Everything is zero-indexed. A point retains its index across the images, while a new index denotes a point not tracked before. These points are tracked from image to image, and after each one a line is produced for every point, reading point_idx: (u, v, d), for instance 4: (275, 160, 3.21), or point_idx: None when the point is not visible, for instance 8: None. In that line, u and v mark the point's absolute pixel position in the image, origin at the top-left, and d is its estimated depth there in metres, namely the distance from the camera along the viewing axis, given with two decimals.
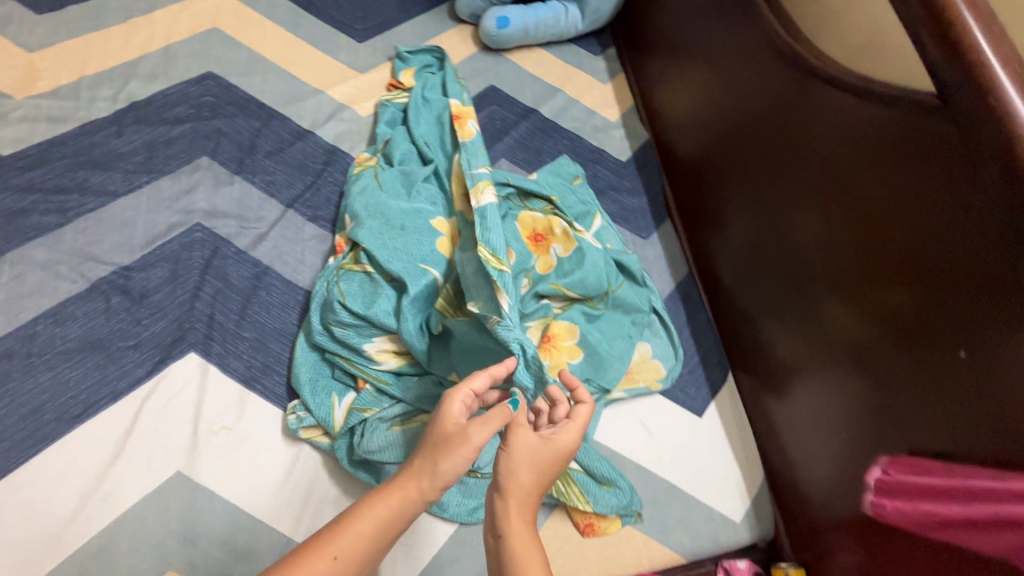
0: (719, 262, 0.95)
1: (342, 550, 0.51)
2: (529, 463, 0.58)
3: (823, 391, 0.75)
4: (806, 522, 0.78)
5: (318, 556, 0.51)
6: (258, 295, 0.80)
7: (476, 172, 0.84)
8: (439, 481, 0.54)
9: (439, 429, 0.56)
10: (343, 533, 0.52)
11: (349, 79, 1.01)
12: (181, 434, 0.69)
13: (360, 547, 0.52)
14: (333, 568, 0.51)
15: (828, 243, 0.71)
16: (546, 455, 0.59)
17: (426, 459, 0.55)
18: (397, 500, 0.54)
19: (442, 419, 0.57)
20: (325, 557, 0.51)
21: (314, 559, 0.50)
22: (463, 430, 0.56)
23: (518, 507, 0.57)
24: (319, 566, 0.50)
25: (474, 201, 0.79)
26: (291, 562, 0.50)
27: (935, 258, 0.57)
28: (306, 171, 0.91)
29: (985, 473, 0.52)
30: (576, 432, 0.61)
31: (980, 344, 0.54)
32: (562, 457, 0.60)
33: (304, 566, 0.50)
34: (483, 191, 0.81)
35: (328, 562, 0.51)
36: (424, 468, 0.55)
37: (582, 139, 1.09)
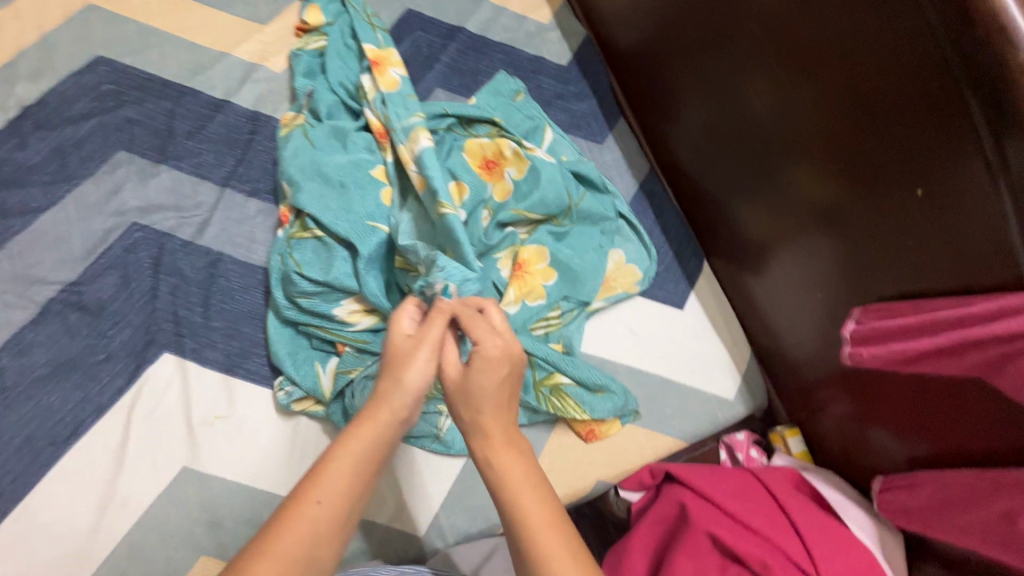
0: (679, 149, 0.92)
1: (325, 492, 0.47)
2: (465, 392, 0.53)
3: (795, 260, 0.76)
4: (796, 382, 0.82)
5: (302, 505, 0.47)
6: (218, 282, 0.78)
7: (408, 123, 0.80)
8: (409, 393, 0.53)
9: (395, 348, 0.55)
10: (323, 473, 0.48)
11: (253, 34, 0.92)
12: (178, 432, 0.70)
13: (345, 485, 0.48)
14: (323, 511, 0.47)
15: (781, 109, 0.69)
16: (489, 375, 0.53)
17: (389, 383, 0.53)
18: (369, 428, 0.51)
19: (395, 340, 0.55)
20: (308, 502, 0.47)
21: (301, 508, 0.46)
22: (416, 340, 0.55)
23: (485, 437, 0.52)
24: (308, 512, 0.46)
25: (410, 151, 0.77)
26: (274, 525, 0.46)
27: (882, 98, 0.56)
28: (234, 145, 0.85)
29: (951, 302, 0.54)
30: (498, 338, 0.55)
31: (936, 179, 0.53)
32: (497, 372, 0.54)
33: (289, 520, 0.46)
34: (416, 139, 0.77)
35: (315, 508, 0.47)
36: (390, 389, 0.52)
37: (517, 50, 1.02)
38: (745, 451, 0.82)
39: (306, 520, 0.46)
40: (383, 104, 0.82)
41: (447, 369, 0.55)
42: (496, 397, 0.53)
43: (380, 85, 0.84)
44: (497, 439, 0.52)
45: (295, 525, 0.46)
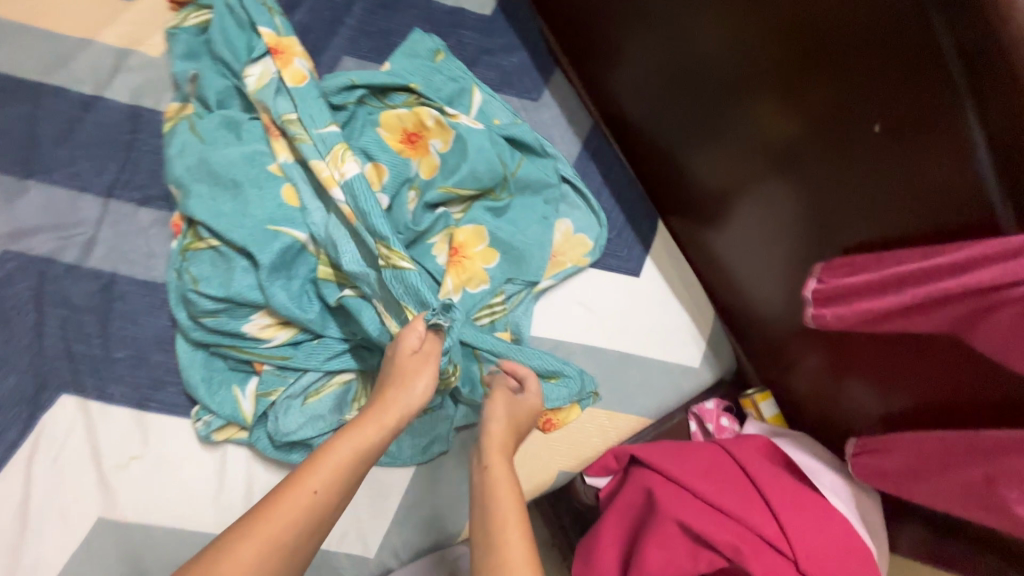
0: (622, 99, 0.82)
1: (322, 482, 0.48)
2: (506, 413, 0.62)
3: (753, 214, 0.69)
4: (764, 343, 0.76)
5: (297, 492, 0.47)
6: (115, 308, 0.69)
7: (323, 130, 0.68)
8: (414, 402, 0.55)
9: (403, 360, 0.57)
10: (321, 462, 0.48)
11: (120, 14, 0.80)
12: (88, 481, 0.63)
13: (341, 477, 0.48)
14: (317, 501, 0.47)
15: (727, 45, 0.61)
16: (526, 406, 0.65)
17: (394, 389, 0.55)
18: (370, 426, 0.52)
19: (404, 350, 0.57)
20: (305, 491, 0.47)
21: (294, 493, 0.46)
22: (423, 357, 0.58)
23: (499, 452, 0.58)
24: (302, 499, 0.46)
25: (335, 174, 0.65)
26: (266, 508, 0.45)
27: (839, 14, 0.48)
28: (113, 148, 0.74)
29: (918, 253, 0.48)
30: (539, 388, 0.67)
31: (899, 115, 0.47)
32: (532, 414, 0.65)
33: (282, 502, 0.46)
34: (342, 156, 0.66)
35: (309, 496, 0.47)
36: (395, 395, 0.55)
37: (432, 2, 0.90)
38: (715, 421, 0.77)
39: (298, 506, 0.46)
40: (293, 102, 0.71)
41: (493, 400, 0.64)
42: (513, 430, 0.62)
43: (285, 77, 0.72)
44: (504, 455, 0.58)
45: (284, 509, 0.46)
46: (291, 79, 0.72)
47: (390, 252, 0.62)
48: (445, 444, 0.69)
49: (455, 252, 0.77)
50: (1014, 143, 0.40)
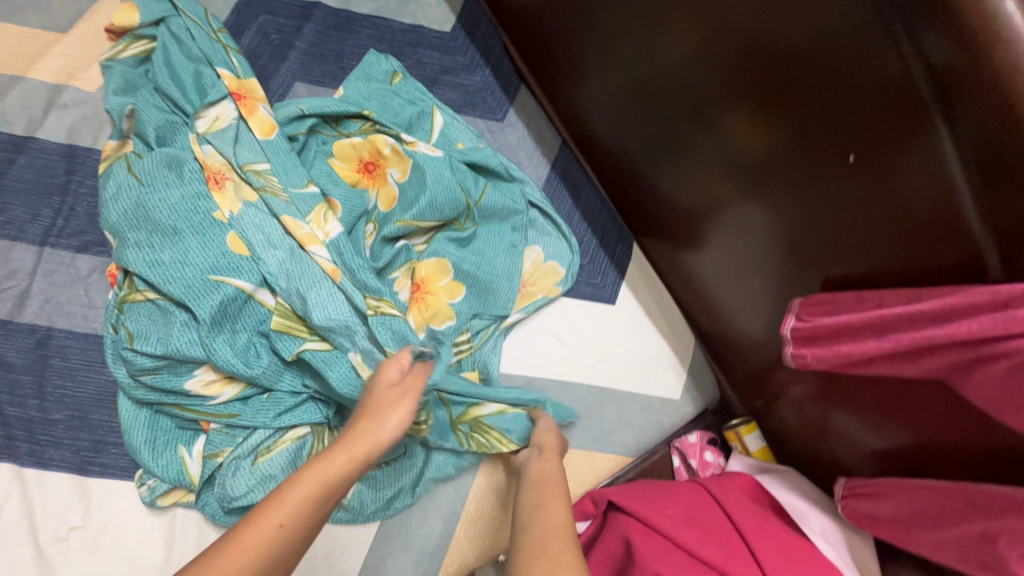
0: (589, 118, 0.78)
1: (290, 519, 0.38)
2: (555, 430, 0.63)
3: (729, 239, 0.65)
4: (746, 372, 0.72)
5: (256, 529, 0.37)
6: (51, 365, 0.65)
7: (302, 191, 0.68)
8: (393, 434, 0.46)
9: (382, 389, 0.49)
10: (287, 493, 0.40)
11: (52, 47, 0.75)
12: (23, 556, 0.58)
13: (308, 510, 0.39)
14: (277, 540, 0.37)
15: (688, 64, 0.57)
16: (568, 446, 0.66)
17: (367, 421, 0.46)
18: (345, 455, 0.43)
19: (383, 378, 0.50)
20: (268, 525, 0.38)
21: (252, 530, 0.37)
22: (405, 387, 0.49)
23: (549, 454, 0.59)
24: (260, 537, 0.37)
25: (320, 233, 0.66)
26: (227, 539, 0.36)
27: (798, 36, 0.45)
28: (47, 192, 0.70)
29: (900, 295, 0.44)
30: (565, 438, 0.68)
31: (870, 143, 0.43)
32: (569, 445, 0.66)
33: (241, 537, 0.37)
34: (325, 217, 0.67)
35: (271, 530, 0.37)
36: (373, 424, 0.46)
37: (387, 21, 0.86)
38: (698, 455, 0.74)
39: (254, 545, 0.36)
40: (262, 154, 0.69)
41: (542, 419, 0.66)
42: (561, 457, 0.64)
43: (251, 126, 0.70)
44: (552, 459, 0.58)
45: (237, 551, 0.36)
46: (258, 129, 0.70)
47: (380, 302, 0.65)
48: (407, 499, 0.66)
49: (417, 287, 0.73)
50: (997, 173, 0.37)
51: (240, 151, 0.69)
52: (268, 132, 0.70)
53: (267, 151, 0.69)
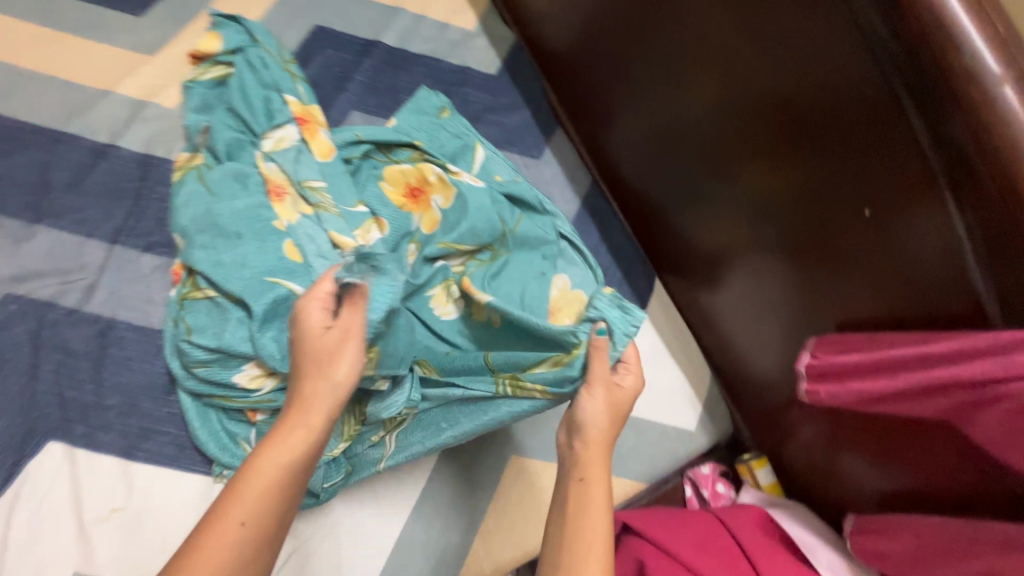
0: (620, 161, 0.84)
1: (249, 512, 0.45)
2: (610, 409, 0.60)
3: (747, 280, 0.69)
4: (759, 409, 0.76)
5: (221, 527, 0.44)
6: (110, 354, 0.69)
7: (354, 210, 0.74)
8: (340, 389, 0.51)
9: (313, 343, 0.52)
10: (241, 491, 0.45)
11: (139, 66, 0.83)
12: (68, 532, 0.61)
13: (266, 497, 0.46)
14: (244, 534, 0.44)
15: (714, 119, 0.64)
16: (621, 396, 0.61)
17: (313, 380, 0.51)
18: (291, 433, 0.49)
19: (309, 332, 0.52)
20: (230, 524, 0.44)
21: (219, 527, 0.44)
22: (339, 335, 0.53)
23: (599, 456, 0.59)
24: (226, 533, 0.44)
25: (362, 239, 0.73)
26: (193, 545, 0.43)
27: (817, 105, 0.50)
28: (121, 195, 0.76)
29: (910, 338, 0.48)
30: (635, 375, 0.63)
31: (881, 202, 0.48)
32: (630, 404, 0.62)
33: (208, 541, 0.43)
34: (370, 230, 0.74)
35: (235, 528, 0.44)
36: (316, 387, 0.51)
37: (439, 62, 0.94)
38: (710, 486, 0.76)
39: (223, 541, 0.43)
40: (318, 174, 0.75)
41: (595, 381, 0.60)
42: (611, 421, 0.60)
43: (312, 149, 0.77)
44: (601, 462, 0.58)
45: (209, 549, 0.43)
46: (319, 150, 0.77)
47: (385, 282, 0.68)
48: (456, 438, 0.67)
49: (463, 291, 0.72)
50: (991, 232, 0.41)
51: (299, 169, 0.75)
52: (327, 153, 0.77)
53: (323, 170, 0.75)
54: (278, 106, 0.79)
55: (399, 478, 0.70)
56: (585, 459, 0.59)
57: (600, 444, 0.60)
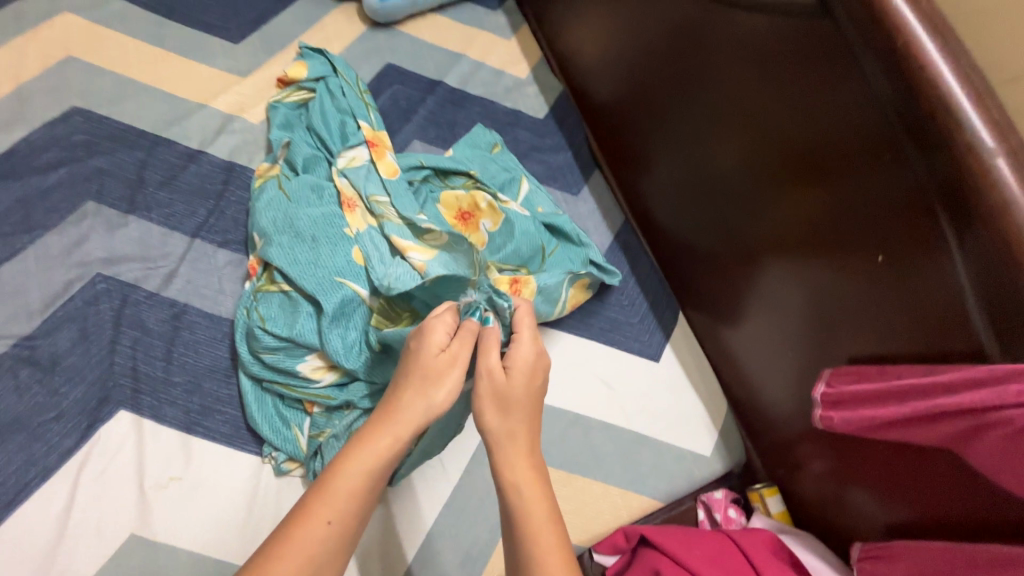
0: (653, 203, 0.92)
1: (335, 513, 0.51)
2: (507, 398, 0.56)
3: (767, 315, 0.76)
4: (772, 441, 0.81)
5: (311, 524, 0.50)
6: (181, 336, 0.76)
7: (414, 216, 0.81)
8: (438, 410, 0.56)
9: (422, 365, 0.56)
10: (331, 495, 0.51)
11: (232, 86, 0.93)
12: (128, 495, 0.66)
13: (352, 500, 0.51)
14: (330, 533, 0.50)
15: (741, 168, 0.72)
16: (522, 386, 0.56)
17: (414, 399, 0.55)
18: (378, 445, 0.53)
19: (427, 351, 0.56)
20: (320, 523, 0.50)
21: (309, 525, 0.50)
22: (449, 360, 0.57)
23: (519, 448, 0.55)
24: (316, 531, 0.49)
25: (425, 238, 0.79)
26: (282, 531, 0.50)
27: (839, 164, 0.58)
28: (206, 196, 0.85)
29: (916, 370, 0.54)
30: (534, 345, 0.59)
31: (894, 250, 0.55)
32: (533, 372, 0.58)
33: (297, 532, 0.49)
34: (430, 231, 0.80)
35: (323, 527, 0.50)
36: (417, 405, 0.55)
37: (494, 104, 1.04)
38: (723, 510, 0.79)
39: (312, 537, 0.49)
40: (385, 190, 0.84)
41: (488, 372, 0.56)
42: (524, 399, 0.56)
43: (380, 168, 0.85)
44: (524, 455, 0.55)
45: (300, 541, 0.49)
46: (386, 168, 0.86)
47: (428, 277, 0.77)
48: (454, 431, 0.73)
49: (515, 284, 0.83)
50: (982, 273, 0.47)
51: (367, 184, 0.84)
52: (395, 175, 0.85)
53: (390, 189, 0.83)
54: (353, 129, 0.88)
55: (436, 470, 0.75)
56: (506, 465, 0.54)
57: (524, 454, 0.55)
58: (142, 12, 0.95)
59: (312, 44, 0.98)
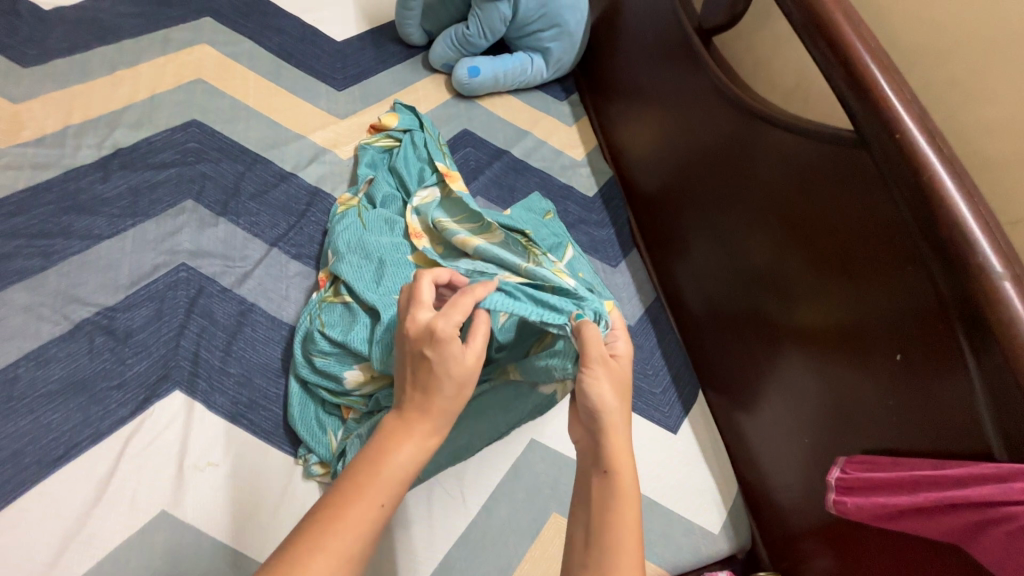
0: (684, 285, 1.01)
1: (387, 496, 0.49)
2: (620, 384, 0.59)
3: (785, 401, 0.81)
4: (780, 530, 0.82)
5: (362, 507, 0.48)
6: (243, 331, 0.81)
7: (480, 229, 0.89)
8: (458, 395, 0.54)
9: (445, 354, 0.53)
10: (385, 477, 0.50)
11: (330, 124, 1.06)
12: (165, 472, 0.68)
13: (401, 485, 0.50)
14: (382, 515, 0.48)
15: (778, 263, 0.80)
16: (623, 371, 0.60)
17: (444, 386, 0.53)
18: (425, 431, 0.53)
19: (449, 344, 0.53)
20: (372, 505, 0.48)
21: (360, 508, 0.48)
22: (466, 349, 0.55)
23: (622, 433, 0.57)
24: (368, 513, 0.48)
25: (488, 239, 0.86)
26: (329, 511, 0.47)
27: (867, 270, 0.66)
28: (289, 213, 0.94)
29: (930, 463, 0.58)
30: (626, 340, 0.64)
31: (912, 352, 0.62)
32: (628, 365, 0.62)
33: (348, 511, 0.47)
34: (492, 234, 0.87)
35: (375, 510, 0.48)
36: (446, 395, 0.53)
37: (551, 177, 1.16)
38: None
39: (364, 518, 0.47)
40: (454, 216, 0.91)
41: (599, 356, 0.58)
42: (621, 399, 0.58)
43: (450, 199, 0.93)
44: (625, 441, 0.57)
45: (352, 521, 0.47)
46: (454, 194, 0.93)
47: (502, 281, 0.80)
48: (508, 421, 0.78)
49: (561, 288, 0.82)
50: (992, 378, 0.53)
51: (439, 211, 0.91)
52: (461, 202, 0.92)
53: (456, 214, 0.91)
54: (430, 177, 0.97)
55: (456, 502, 0.77)
56: (609, 448, 0.56)
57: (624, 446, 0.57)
58: (266, 55, 1.11)
59: (405, 102, 1.12)
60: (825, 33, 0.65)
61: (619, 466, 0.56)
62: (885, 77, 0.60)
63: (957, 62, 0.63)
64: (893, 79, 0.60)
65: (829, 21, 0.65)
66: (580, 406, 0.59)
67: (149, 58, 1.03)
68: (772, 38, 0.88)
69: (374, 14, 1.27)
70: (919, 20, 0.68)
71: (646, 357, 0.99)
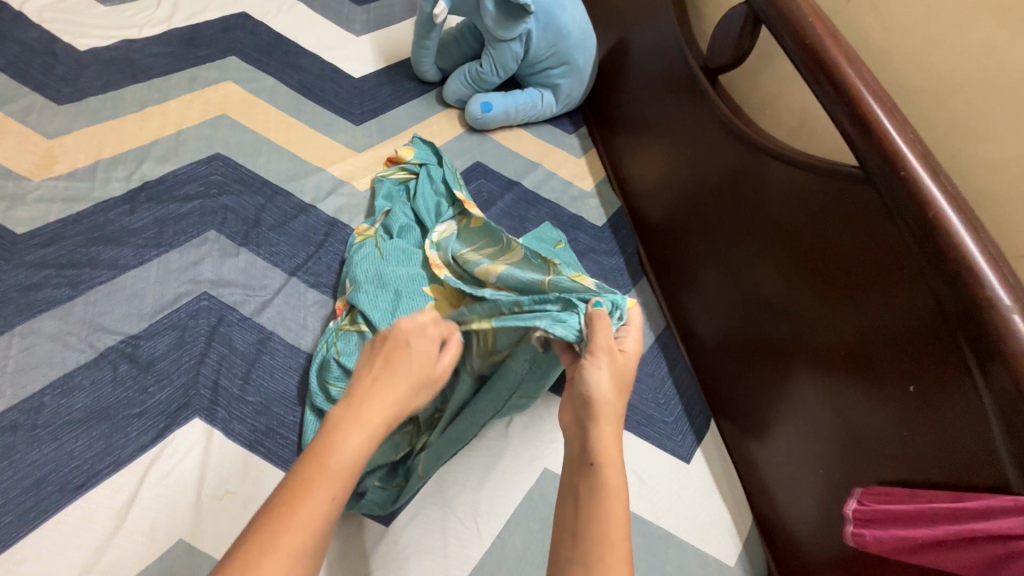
0: (694, 314, 1.02)
1: (338, 489, 0.47)
2: (618, 377, 0.61)
3: (799, 432, 0.81)
4: (796, 561, 0.82)
5: (315, 500, 0.45)
6: (262, 359, 0.82)
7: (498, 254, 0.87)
8: (416, 386, 0.56)
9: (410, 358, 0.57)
10: (333, 455, 0.48)
11: (348, 158, 1.10)
12: (185, 500, 0.69)
13: (349, 476, 0.48)
14: (333, 509, 0.46)
15: (786, 293, 0.82)
16: (625, 368, 0.62)
17: (405, 388, 0.55)
18: (375, 424, 0.52)
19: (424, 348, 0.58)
20: (325, 499, 0.46)
21: (313, 502, 0.45)
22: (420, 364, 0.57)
23: (610, 426, 0.59)
24: (320, 508, 0.45)
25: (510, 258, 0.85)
26: (277, 510, 0.45)
27: (874, 296, 0.68)
28: (308, 243, 0.96)
29: (946, 496, 0.58)
30: (635, 339, 0.66)
31: (925, 383, 0.63)
32: (633, 361, 0.64)
33: (302, 505, 0.45)
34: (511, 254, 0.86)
35: (327, 503, 0.46)
36: (402, 385, 0.55)
37: (561, 208, 1.19)
38: None
39: (314, 516, 0.45)
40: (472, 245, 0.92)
41: (598, 347, 0.61)
42: (617, 391, 0.61)
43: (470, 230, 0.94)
44: (611, 436, 0.59)
45: (306, 515, 0.45)
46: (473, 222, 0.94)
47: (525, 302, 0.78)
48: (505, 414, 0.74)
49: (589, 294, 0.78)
50: (1004, 408, 0.53)
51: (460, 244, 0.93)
52: (479, 234, 0.92)
53: (474, 247, 0.92)
54: (449, 210, 0.99)
55: (471, 533, 0.76)
56: (594, 441, 0.58)
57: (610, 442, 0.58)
58: (287, 91, 1.16)
59: (421, 136, 1.15)
60: (827, 72, 0.68)
61: (605, 458, 0.57)
62: (888, 116, 0.63)
63: (958, 105, 0.66)
64: (896, 117, 0.63)
65: (833, 65, 0.68)
66: (574, 392, 0.62)
67: (177, 95, 1.08)
68: (777, 77, 0.91)
69: (391, 52, 1.33)
70: (917, 65, 0.71)
71: (657, 386, 0.99)
